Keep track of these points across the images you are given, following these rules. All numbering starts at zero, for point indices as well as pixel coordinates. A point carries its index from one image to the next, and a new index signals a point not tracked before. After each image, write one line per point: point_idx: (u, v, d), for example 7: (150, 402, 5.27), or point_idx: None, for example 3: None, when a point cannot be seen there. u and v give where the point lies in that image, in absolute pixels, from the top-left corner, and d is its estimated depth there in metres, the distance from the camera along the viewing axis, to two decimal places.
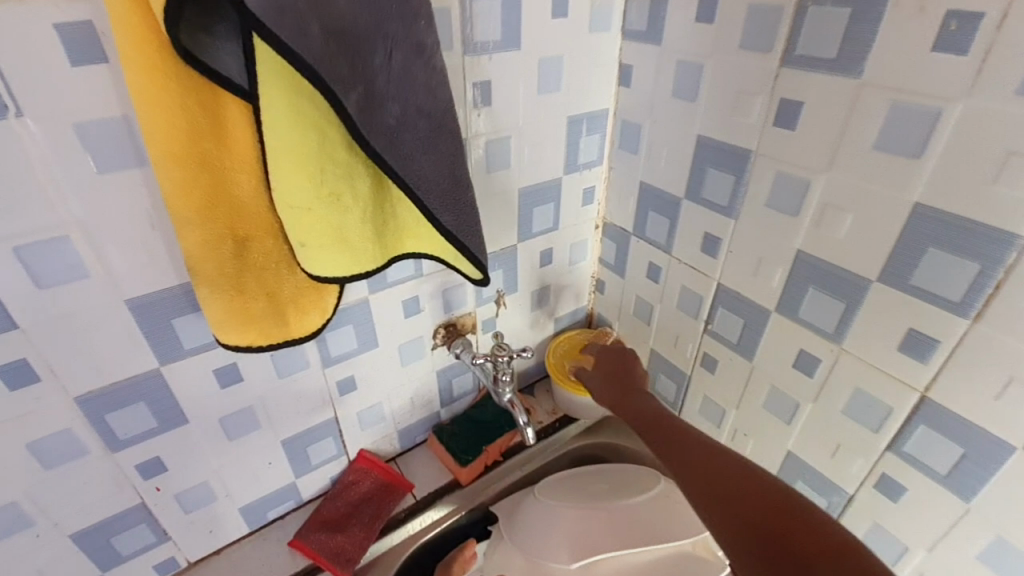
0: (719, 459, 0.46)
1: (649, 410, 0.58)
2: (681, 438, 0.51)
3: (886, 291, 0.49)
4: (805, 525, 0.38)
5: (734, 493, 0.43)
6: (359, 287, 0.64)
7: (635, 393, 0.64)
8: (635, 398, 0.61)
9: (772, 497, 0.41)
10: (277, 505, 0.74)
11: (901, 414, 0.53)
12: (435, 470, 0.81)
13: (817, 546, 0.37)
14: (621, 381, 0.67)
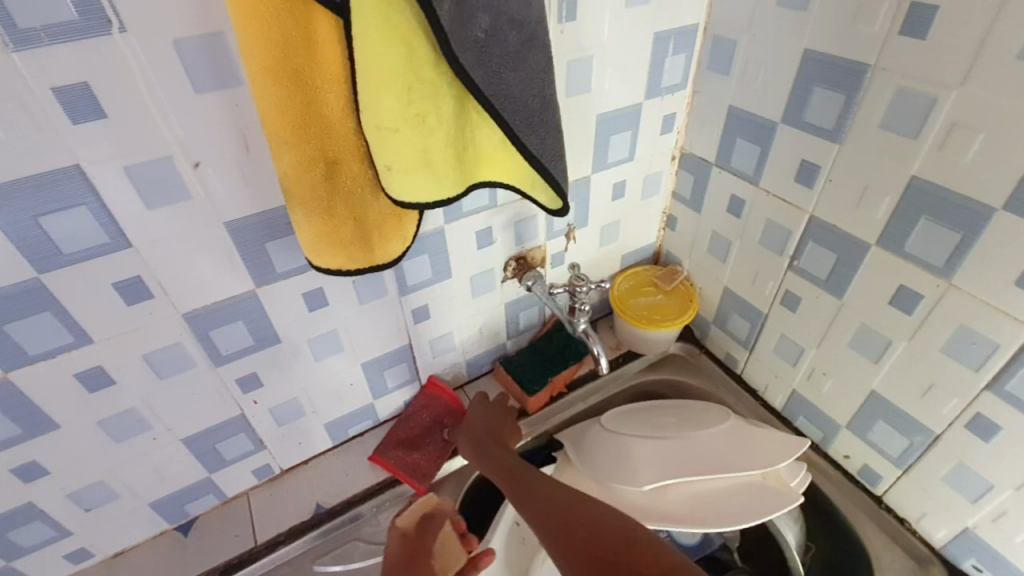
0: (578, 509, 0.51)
1: (568, 510, 0.51)
2: (577, 530, 0.48)
3: (1014, 220, 0.45)
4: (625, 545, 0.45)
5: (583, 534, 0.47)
6: (436, 217, 0.64)
7: (547, 492, 0.55)
8: (555, 498, 0.54)
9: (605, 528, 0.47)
10: (357, 423, 0.78)
11: (1008, 351, 0.49)
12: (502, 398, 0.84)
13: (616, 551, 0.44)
14: (531, 482, 0.58)
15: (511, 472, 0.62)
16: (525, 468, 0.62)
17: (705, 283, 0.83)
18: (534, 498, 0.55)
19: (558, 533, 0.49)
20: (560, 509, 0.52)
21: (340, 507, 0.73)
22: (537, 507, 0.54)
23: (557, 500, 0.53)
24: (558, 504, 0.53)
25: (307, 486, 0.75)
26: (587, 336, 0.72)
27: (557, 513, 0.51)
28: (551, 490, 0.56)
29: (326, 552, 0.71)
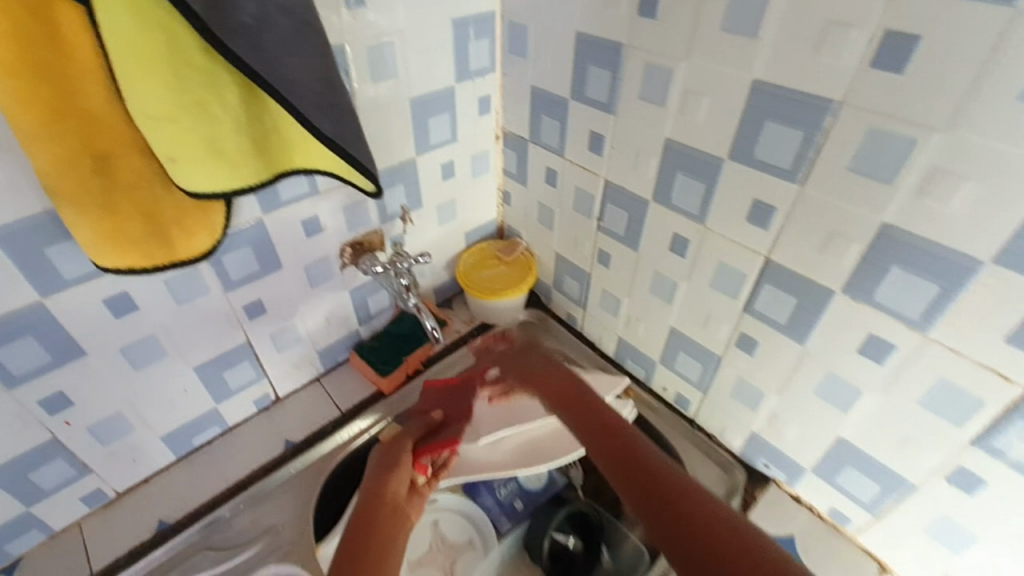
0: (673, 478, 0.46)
1: (647, 468, 0.48)
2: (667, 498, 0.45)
3: (735, 167, 0.54)
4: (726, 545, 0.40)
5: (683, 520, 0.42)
6: (251, 209, 0.63)
7: (615, 437, 0.52)
8: (627, 446, 0.51)
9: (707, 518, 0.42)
10: (202, 431, 0.76)
11: (751, 278, 0.58)
12: (360, 384, 0.85)
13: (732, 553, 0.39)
14: (603, 420, 0.55)
15: (569, 399, 0.60)
16: (576, 396, 0.60)
17: (541, 251, 0.90)
18: (610, 439, 0.52)
19: (663, 520, 0.44)
20: (632, 461, 0.49)
21: (186, 519, 0.71)
22: (609, 453, 0.51)
23: (634, 449, 0.50)
24: (631, 454, 0.50)
25: (149, 505, 0.71)
26: (418, 310, 0.76)
27: (639, 463, 0.49)
28: (630, 437, 0.52)
29: (171, 569, 0.68)
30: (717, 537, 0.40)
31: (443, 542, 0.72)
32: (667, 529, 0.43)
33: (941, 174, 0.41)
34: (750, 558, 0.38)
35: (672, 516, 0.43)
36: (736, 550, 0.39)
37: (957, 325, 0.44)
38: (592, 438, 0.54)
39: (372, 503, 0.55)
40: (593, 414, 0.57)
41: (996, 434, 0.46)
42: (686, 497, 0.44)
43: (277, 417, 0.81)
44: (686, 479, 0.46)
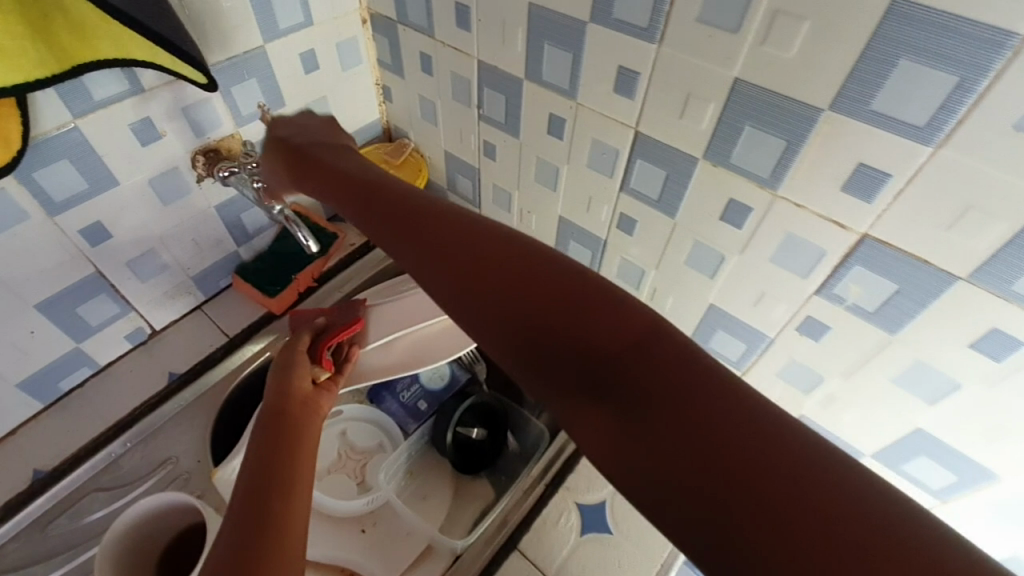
0: (521, 277, 0.37)
1: (475, 275, 0.38)
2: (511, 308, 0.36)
3: (597, 31, 0.50)
4: (602, 333, 0.35)
5: (553, 329, 0.35)
6: (56, 110, 0.54)
7: (440, 251, 0.40)
8: (449, 249, 0.40)
9: (574, 301, 0.36)
10: (70, 373, 0.70)
11: (623, 154, 0.57)
12: (248, 308, 0.80)
13: (612, 341, 0.34)
14: (415, 218, 0.43)
15: (386, 218, 0.44)
16: (393, 200, 0.45)
17: (429, 151, 0.84)
18: (440, 240, 0.40)
19: (527, 335, 0.36)
20: (466, 275, 0.39)
21: (65, 465, 0.66)
22: (438, 248, 0.40)
23: (459, 238, 0.40)
24: (461, 269, 0.39)
25: (20, 456, 0.66)
26: (287, 221, 0.71)
27: (473, 273, 0.38)
28: (451, 220, 0.41)
29: (62, 512, 0.65)
30: (584, 341, 0.34)
31: (352, 450, 0.73)
32: (523, 353, 0.36)
33: (783, 18, 0.39)
34: (601, 349, 0.34)
35: (527, 330, 0.36)
36: (606, 357, 0.34)
37: (801, 177, 0.45)
38: (427, 256, 0.41)
39: (277, 406, 0.51)
40: (408, 216, 0.43)
41: (835, 280, 0.49)
42: (538, 295, 0.36)
43: (157, 351, 0.75)
44: (524, 256, 0.38)
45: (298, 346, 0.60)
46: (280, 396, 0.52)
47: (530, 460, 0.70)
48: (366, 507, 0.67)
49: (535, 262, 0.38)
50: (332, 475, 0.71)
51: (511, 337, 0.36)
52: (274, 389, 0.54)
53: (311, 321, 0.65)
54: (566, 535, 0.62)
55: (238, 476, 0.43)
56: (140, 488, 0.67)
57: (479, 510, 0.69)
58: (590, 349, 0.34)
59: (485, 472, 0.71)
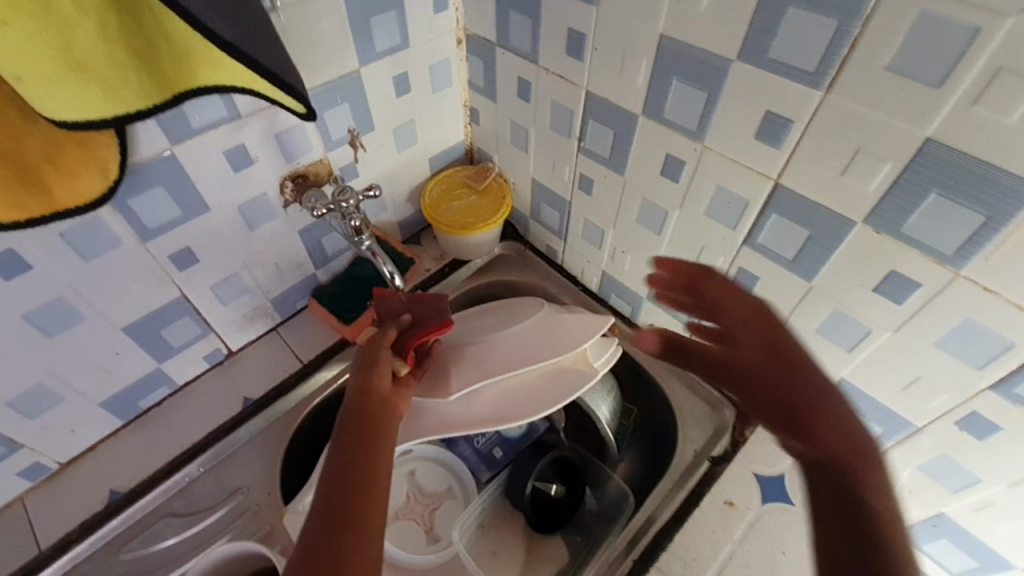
0: (801, 373, 0.43)
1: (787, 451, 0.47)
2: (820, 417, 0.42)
3: (744, 71, 0.44)
4: (857, 457, 0.40)
5: (811, 420, 0.42)
6: (154, 138, 0.52)
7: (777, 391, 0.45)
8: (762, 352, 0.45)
9: (830, 414, 0.41)
10: (148, 393, 0.69)
11: (754, 207, 0.50)
12: (322, 332, 0.78)
13: (846, 450, 0.40)
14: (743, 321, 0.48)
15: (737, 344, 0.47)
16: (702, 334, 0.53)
17: (515, 177, 0.80)
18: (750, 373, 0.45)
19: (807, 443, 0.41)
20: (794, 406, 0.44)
21: (140, 486, 0.66)
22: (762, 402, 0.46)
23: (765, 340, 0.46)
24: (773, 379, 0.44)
25: (99, 474, 0.66)
26: (374, 256, 0.68)
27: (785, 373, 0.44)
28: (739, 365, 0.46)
29: (133, 537, 0.64)
30: (832, 450, 0.40)
31: (421, 493, 0.69)
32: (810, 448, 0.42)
33: (1007, 77, 0.32)
34: (833, 453, 0.40)
35: (789, 418, 0.42)
36: (838, 464, 0.40)
37: (998, 259, 0.37)
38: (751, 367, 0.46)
39: (359, 403, 0.52)
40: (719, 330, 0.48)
41: (1020, 380, 0.41)
42: (811, 408, 0.42)
43: (232, 373, 0.74)
44: (796, 373, 0.43)
45: (382, 343, 0.57)
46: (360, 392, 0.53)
47: (611, 523, 0.64)
48: (437, 560, 0.63)
49: (818, 388, 0.43)
50: (400, 518, 0.67)
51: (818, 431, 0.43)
52: (356, 383, 0.54)
53: (397, 315, 0.62)
54: None
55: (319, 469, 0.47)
56: (209, 515, 0.66)
57: (555, 573, 0.62)
58: (831, 457, 0.40)
59: (561, 530, 0.65)
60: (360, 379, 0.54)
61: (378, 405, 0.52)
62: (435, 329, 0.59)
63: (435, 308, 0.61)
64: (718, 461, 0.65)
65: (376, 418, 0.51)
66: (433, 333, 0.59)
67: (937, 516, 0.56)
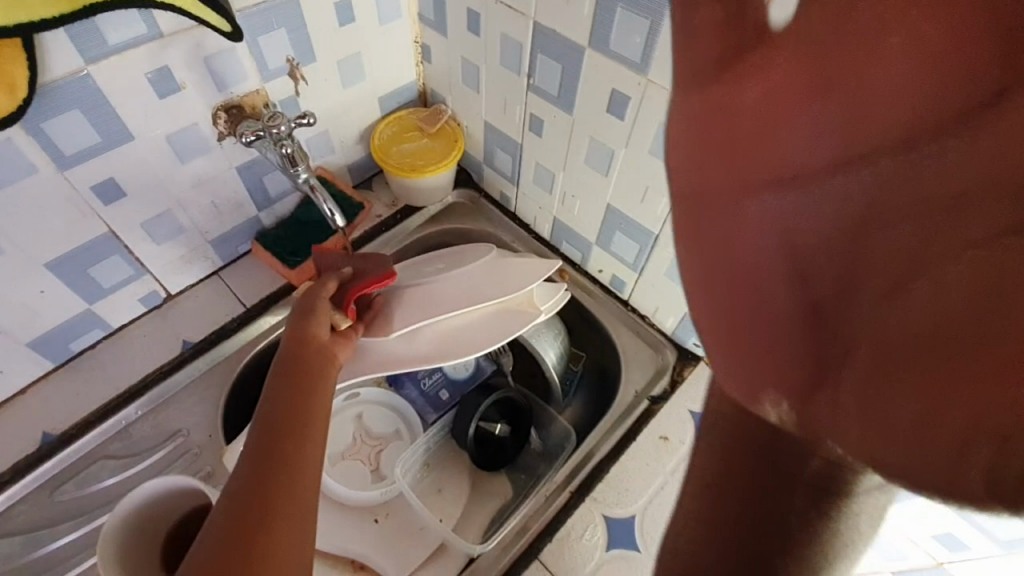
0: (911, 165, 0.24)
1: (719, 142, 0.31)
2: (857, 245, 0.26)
3: None
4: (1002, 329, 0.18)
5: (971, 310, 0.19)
6: (65, 54, 0.48)
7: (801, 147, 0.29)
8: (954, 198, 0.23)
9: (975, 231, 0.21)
10: (80, 335, 0.66)
11: None
12: (266, 276, 0.75)
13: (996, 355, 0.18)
14: (899, 178, 0.25)
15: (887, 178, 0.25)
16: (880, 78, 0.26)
17: (468, 119, 0.77)
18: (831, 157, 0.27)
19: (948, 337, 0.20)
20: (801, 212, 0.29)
21: (74, 429, 0.64)
22: (790, 173, 0.30)
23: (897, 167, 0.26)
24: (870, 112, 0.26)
25: (29, 417, 0.64)
26: (312, 192, 0.65)
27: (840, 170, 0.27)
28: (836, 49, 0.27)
29: (68, 479, 0.63)
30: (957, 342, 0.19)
31: (367, 435, 0.69)
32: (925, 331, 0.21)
33: None
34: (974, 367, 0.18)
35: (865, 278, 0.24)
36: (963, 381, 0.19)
37: None
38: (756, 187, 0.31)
39: (292, 357, 0.51)
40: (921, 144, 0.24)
41: None
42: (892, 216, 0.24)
43: (171, 317, 0.71)
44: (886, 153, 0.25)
45: (322, 292, 0.58)
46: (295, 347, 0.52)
47: (553, 461, 0.65)
48: (381, 498, 0.64)
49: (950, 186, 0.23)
50: (345, 458, 0.67)
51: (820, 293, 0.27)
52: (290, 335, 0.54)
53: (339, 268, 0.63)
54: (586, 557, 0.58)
55: (255, 408, 0.47)
56: (150, 457, 0.65)
57: (496, 509, 0.64)
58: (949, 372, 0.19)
59: (505, 468, 0.67)
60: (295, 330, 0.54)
61: (313, 363, 0.52)
62: (376, 284, 0.60)
63: (377, 265, 0.62)
64: (657, 400, 0.67)
65: (307, 376, 0.50)
66: (373, 286, 0.60)
67: None
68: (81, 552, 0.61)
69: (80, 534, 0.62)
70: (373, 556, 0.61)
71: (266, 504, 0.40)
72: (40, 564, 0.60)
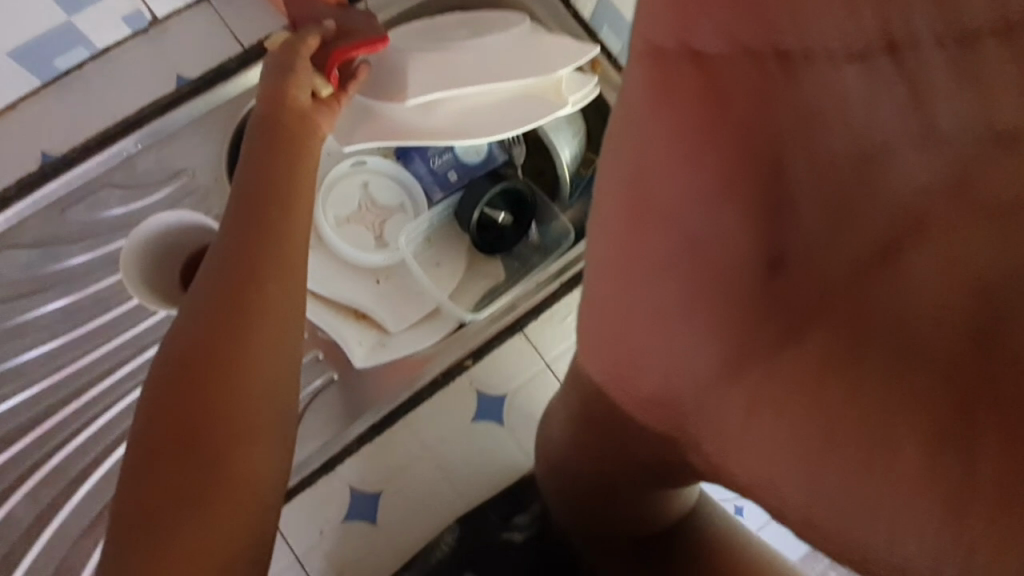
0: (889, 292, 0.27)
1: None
2: (860, 174, 0.29)
3: None
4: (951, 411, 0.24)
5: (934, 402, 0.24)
6: None
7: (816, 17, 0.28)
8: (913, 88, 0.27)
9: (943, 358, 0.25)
10: (64, 52, 0.60)
11: None
12: (263, 12, 0.66)
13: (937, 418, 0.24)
14: (875, 182, 0.29)
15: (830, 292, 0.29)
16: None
17: None
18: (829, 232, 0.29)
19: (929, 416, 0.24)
20: (814, 120, 0.30)
21: (75, 153, 0.63)
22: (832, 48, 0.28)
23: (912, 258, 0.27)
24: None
25: (27, 134, 0.62)
26: None
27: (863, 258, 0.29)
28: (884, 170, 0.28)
29: (77, 202, 0.64)
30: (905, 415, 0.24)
31: (372, 204, 0.69)
32: (887, 330, 0.26)
33: None
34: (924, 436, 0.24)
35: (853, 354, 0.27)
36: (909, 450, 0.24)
37: None
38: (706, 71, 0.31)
39: (265, 158, 0.48)
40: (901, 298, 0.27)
41: None
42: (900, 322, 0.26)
43: (160, 45, 0.65)
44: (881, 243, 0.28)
45: (302, 46, 0.52)
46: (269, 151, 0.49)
47: (548, 255, 0.68)
48: (383, 262, 0.68)
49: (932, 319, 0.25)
50: (349, 222, 0.69)
51: (781, 240, 0.30)
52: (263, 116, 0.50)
53: (322, 20, 0.55)
54: (559, 339, 0.68)
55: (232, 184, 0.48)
56: (156, 192, 0.66)
57: (489, 287, 0.69)
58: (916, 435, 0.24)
59: (501, 254, 0.70)
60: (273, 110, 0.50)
61: (290, 167, 0.49)
62: (364, 46, 0.54)
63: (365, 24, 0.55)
64: None
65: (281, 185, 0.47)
66: (363, 50, 0.54)
67: None
68: (104, 267, 0.66)
69: (93, 257, 0.66)
70: (373, 310, 0.67)
71: (262, 267, 0.43)
72: (66, 274, 0.65)
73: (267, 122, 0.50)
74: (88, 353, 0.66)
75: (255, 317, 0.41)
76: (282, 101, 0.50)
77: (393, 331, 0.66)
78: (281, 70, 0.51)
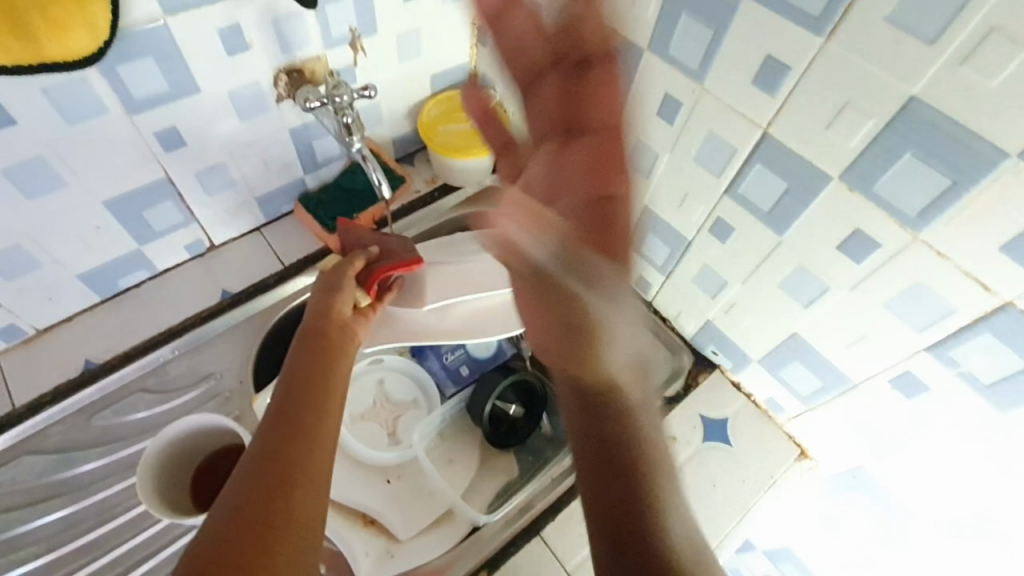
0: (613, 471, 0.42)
1: None
2: (578, 342, 0.46)
3: (755, 10, 0.44)
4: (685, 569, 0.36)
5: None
6: (146, 3, 0.50)
7: None
8: None
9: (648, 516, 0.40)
10: (128, 274, 0.70)
11: (743, 154, 0.51)
12: (304, 238, 0.78)
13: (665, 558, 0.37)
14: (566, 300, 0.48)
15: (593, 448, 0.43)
16: None
17: (516, 107, 0.79)
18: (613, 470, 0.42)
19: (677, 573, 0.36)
20: None
21: (116, 360, 0.67)
22: None
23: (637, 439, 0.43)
24: None
25: (74, 344, 0.68)
26: (364, 159, 0.68)
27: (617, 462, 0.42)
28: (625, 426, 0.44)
29: (106, 407, 0.66)
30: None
31: (387, 400, 0.72)
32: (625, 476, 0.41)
33: (997, 37, 0.33)
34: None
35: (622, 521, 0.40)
36: None
37: (956, 225, 0.40)
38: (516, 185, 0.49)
39: (308, 352, 0.52)
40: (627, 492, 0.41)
41: (953, 343, 0.45)
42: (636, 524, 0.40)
43: (212, 266, 0.74)
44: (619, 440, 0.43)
45: (348, 268, 0.60)
46: (308, 342, 0.53)
47: (561, 446, 0.69)
48: (395, 460, 0.67)
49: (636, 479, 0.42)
50: (364, 420, 0.70)
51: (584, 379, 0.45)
52: (308, 320, 0.56)
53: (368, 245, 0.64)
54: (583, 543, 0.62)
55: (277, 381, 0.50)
56: (183, 394, 0.69)
57: (503, 485, 0.67)
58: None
59: (514, 447, 0.69)
60: (320, 312, 0.56)
61: (332, 361, 0.52)
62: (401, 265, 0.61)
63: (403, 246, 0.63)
64: (671, 401, 0.69)
65: (321, 376, 0.50)
66: (400, 269, 0.61)
67: (858, 469, 0.62)
68: (115, 474, 0.65)
69: (102, 462, 0.65)
70: (384, 515, 0.64)
71: (291, 450, 0.43)
72: (74, 483, 0.64)
73: (313, 326, 0.55)
74: (72, 573, 0.61)
75: (277, 511, 0.39)
76: (329, 308, 0.56)
77: (404, 539, 0.62)
78: (329, 286, 0.58)
